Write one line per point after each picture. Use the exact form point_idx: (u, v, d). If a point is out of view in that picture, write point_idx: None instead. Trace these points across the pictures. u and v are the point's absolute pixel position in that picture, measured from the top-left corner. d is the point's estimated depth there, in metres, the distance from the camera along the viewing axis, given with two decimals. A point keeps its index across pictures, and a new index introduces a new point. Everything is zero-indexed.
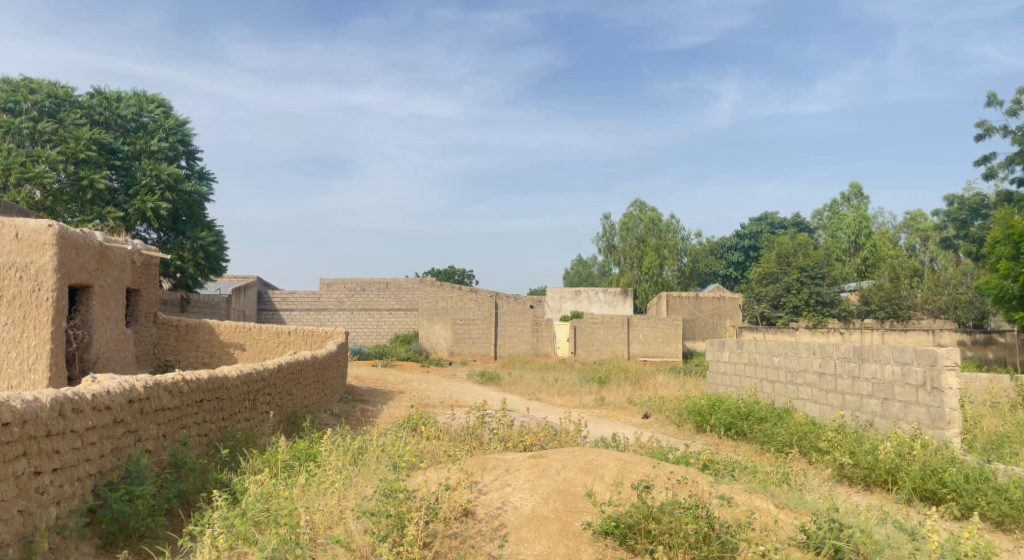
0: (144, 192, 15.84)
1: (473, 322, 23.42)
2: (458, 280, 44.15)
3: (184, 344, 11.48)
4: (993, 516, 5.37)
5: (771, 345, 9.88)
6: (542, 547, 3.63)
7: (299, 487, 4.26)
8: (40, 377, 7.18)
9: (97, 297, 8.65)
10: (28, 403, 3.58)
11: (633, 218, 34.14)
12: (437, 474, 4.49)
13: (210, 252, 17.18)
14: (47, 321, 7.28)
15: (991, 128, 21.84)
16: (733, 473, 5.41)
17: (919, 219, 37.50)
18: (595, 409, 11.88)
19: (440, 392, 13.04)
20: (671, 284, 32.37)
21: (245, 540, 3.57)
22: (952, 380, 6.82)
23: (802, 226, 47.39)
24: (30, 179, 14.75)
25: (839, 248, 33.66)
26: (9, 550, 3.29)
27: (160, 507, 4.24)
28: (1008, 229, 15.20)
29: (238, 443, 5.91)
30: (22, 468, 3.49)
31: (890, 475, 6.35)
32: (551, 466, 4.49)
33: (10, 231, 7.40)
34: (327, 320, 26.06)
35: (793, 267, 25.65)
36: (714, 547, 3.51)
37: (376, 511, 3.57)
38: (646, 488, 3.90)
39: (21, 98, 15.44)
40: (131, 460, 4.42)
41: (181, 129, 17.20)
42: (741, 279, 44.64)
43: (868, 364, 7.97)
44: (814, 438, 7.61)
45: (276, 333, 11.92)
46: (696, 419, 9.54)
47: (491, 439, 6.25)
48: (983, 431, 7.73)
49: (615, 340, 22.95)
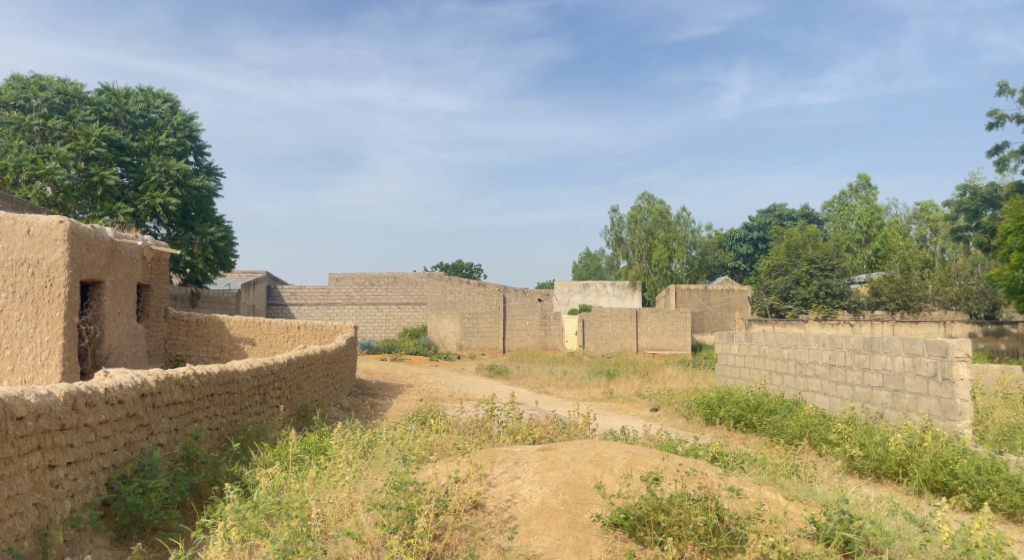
0: (153, 188, 15.87)
1: (481, 316, 23.41)
2: (465, 274, 44.25)
3: (194, 339, 11.57)
4: (1005, 507, 5.38)
5: (781, 337, 9.83)
6: (552, 539, 3.65)
7: (311, 479, 4.29)
8: (52, 371, 7.25)
9: (109, 291, 8.71)
10: (42, 397, 3.62)
11: (642, 211, 33.62)
12: (446, 466, 4.53)
13: (220, 248, 17.20)
14: (59, 316, 7.34)
15: (1004, 116, 21.60)
16: (742, 466, 5.42)
17: (929, 212, 36.96)
18: (604, 402, 11.93)
19: (449, 385, 13.09)
20: (680, 277, 32.91)
21: (257, 532, 3.60)
22: (963, 371, 6.80)
23: (810, 218, 47.40)
24: (41, 176, 14.84)
25: (850, 239, 33.43)
26: (25, 543, 3.34)
27: (172, 500, 4.28)
28: (1019, 219, 14.99)
29: (249, 437, 5.97)
30: (36, 462, 3.53)
31: (901, 467, 6.29)
32: (561, 458, 4.50)
33: (23, 226, 7.51)
34: (337, 314, 26.22)
35: (803, 259, 25.52)
36: (724, 540, 3.53)
37: (386, 504, 3.62)
38: (654, 480, 3.89)
39: (31, 95, 15.78)
40: (143, 454, 4.46)
41: (189, 125, 17.31)
42: (750, 271, 44.48)
43: (878, 356, 7.92)
44: (824, 430, 7.57)
45: (285, 328, 12.04)
46: (705, 412, 9.48)
47: (500, 432, 6.29)
48: (995, 423, 7.67)
49: (623, 333, 22.99)
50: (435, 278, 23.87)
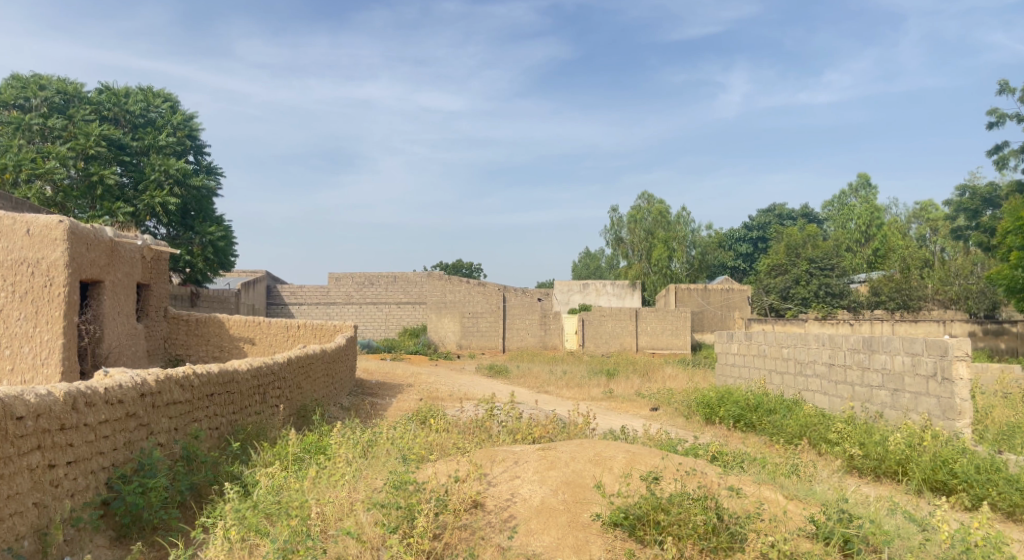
0: (153, 187, 15.86)
1: (481, 316, 23.43)
2: (465, 273, 44.25)
3: (194, 338, 11.56)
4: (1004, 506, 5.39)
5: (781, 336, 9.83)
6: (551, 539, 3.65)
7: (310, 479, 4.29)
8: (52, 371, 7.25)
9: (108, 290, 8.71)
10: (41, 397, 3.62)
11: (642, 210, 33.62)
12: (446, 466, 4.52)
13: (219, 247, 17.20)
14: (59, 315, 7.34)
15: (1004, 115, 21.62)
16: (742, 465, 5.42)
17: (928, 211, 36.96)
18: (604, 401, 11.93)
19: (449, 385, 13.09)
20: (680, 277, 32.91)
21: (256, 532, 3.61)
22: (962, 370, 6.80)
23: (810, 217, 47.45)
24: (40, 175, 14.84)
25: (849, 238, 33.44)
26: (24, 543, 3.34)
27: (172, 499, 4.28)
28: (1018, 219, 15.00)
29: (249, 436, 5.97)
30: (36, 461, 3.53)
31: (901, 466, 6.30)
32: (560, 458, 4.50)
33: (22, 226, 7.50)
34: (336, 313, 26.23)
35: (803, 258, 25.53)
36: (723, 539, 3.54)
37: (386, 504, 3.62)
38: (654, 480, 3.89)
39: (30, 94, 15.76)
40: (143, 453, 4.46)
41: (188, 124, 17.30)
42: (750, 270, 44.51)
43: (877, 355, 7.93)
44: (824, 430, 7.57)
45: (285, 327, 12.03)
46: (704, 411, 9.48)
47: (499, 432, 6.28)
48: (994, 422, 7.68)
49: (623, 332, 22.99)
50: (435, 277, 23.88)
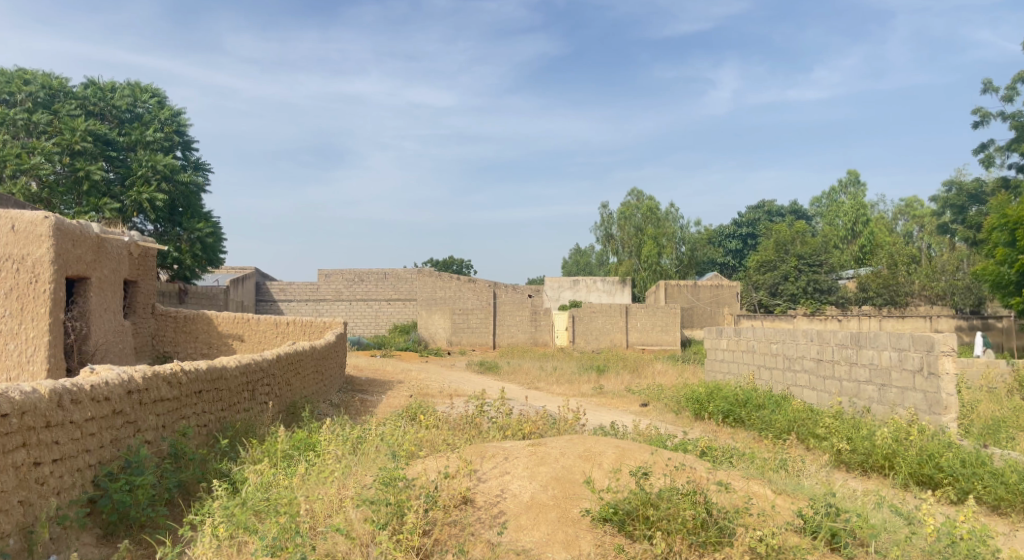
0: (140, 183, 15.74)
1: (471, 312, 23.47)
2: (455, 271, 44.29)
3: (182, 335, 11.45)
4: (990, 500, 5.44)
5: (770, 332, 9.89)
6: (541, 534, 3.65)
7: (299, 476, 4.28)
8: (38, 368, 7.18)
9: (95, 288, 8.64)
10: (26, 394, 3.59)
11: (631, 207, 33.72)
12: (436, 462, 4.52)
13: (208, 244, 17.07)
14: (45, 312, 7.26)
15: (988, 114, 21.83)
16: (731, 460, 5.45)
17: (915, 208, 37.23)
18: (594, 397, 11.97)
19: (440, 382, 13.05)
20: (670, 273, 33.02)
21: (245, 529, 3.58)
22: (948, 365, 6.83)
23: (798, 214, 47.82)
24: (25, 171, 14.68)
25: (836, 235, 33.74)
26: (10, 541, 3.31)
27: (160, 497, 4.25)
28: (1003, 216, 15.16)
29: (237, 434, 5.94)
30: (21, 459, 3.49)
31: (887, 460, 6.35)
32: (550, 454, 4.51)
33: (7, 222, 7.39)
34: (326, 310, 26.15)
35: (791, 255, 25.86)
36: (712, 533, 3.55)
37: (376, 500, 3.59)
38: (644, 475, 3.90)
39: (14, 89, 15.44)
40: (130, 450, 4.43)
41: (176, 119, 17.19)
42: (739, 267, 44.83)
43: (864, 351, 8.00)
44: (812, 424, 7.63)
45: (274, 324, 11.93)
46: (693, 407, 9.55)
47: (490, 427, 6.28)
48: (980, 416, 7.76)
49: (613, 329, 22.96)
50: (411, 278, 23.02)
